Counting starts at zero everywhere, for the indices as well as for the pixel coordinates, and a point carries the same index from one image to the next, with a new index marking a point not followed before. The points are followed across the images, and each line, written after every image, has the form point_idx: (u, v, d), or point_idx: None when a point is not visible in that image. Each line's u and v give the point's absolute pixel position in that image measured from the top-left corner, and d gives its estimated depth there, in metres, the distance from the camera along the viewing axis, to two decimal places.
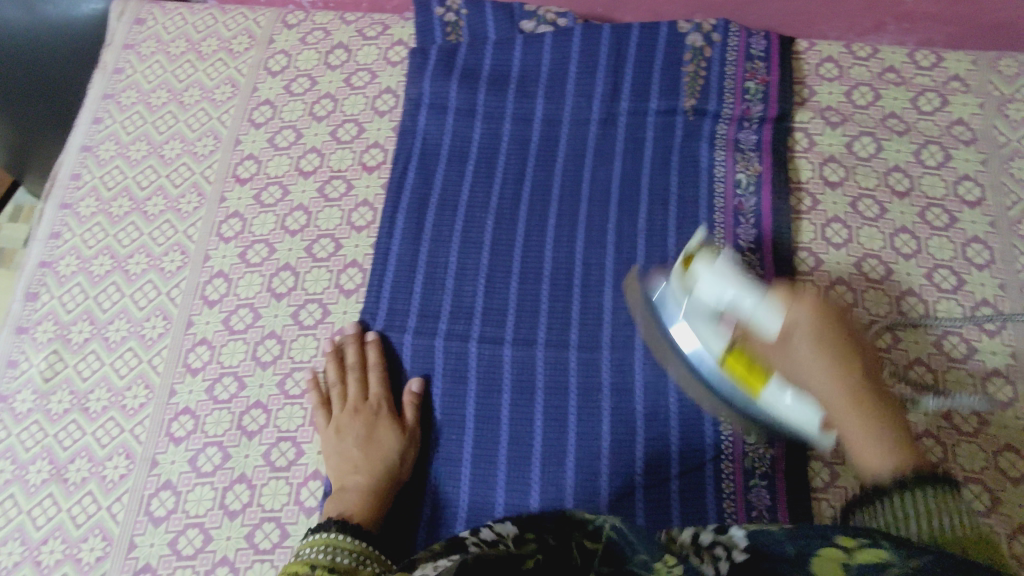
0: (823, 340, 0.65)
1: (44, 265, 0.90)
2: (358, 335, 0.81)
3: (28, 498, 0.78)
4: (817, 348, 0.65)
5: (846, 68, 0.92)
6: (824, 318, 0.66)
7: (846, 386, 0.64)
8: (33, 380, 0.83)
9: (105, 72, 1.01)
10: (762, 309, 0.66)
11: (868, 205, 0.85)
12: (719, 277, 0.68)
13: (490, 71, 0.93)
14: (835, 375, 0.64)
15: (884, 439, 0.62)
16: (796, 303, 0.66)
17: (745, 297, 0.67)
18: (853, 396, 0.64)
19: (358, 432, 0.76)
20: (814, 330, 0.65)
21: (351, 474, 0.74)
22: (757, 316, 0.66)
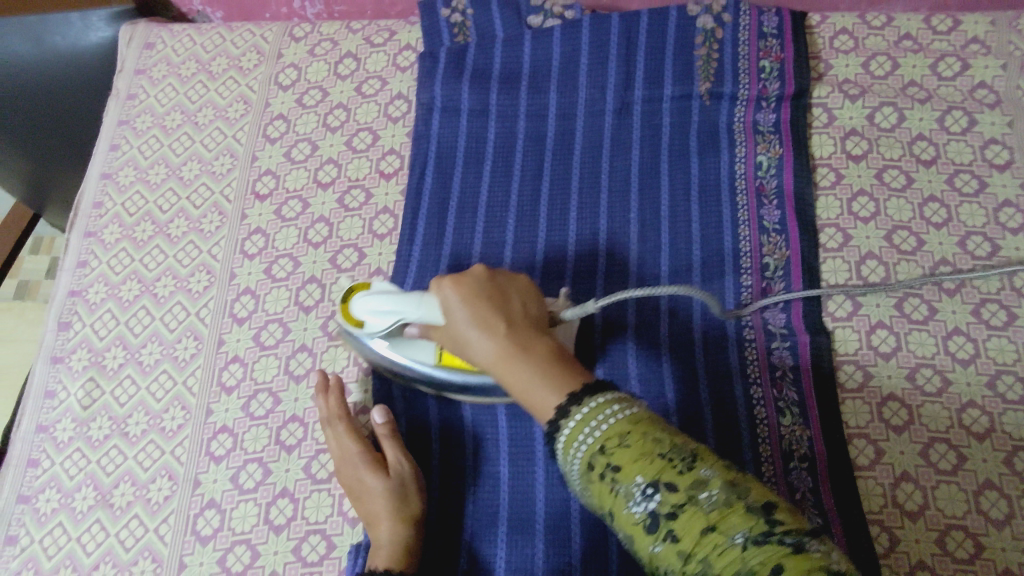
0: (476, 308, 0.58)
1: (73, 294, 0.91)
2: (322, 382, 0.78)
3: (76, 525, 0.79)
4: (466, 300, 0.58)
5: (861, 39, 0.91)
6: (466, 284, 0.60)
7: (499, 335, 0.56)
8: (72, 408, 0.84)
9: (118, 98, 1.02)
10: (423, 312, 0.63)
11: (894, 176, 0.84)
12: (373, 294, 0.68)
13: (500, 70, 0.93)
14: (485, 327, 0.57)
15: (535, 371, 0.54)
16: (441, 286, 0.60)
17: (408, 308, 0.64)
18: (506, 334, 0.56)
19: (366, 480, 0.73)
20: (460, 290, 0.59)
21: (377, 527, 0.70)
22: (423, 314, 0.63)
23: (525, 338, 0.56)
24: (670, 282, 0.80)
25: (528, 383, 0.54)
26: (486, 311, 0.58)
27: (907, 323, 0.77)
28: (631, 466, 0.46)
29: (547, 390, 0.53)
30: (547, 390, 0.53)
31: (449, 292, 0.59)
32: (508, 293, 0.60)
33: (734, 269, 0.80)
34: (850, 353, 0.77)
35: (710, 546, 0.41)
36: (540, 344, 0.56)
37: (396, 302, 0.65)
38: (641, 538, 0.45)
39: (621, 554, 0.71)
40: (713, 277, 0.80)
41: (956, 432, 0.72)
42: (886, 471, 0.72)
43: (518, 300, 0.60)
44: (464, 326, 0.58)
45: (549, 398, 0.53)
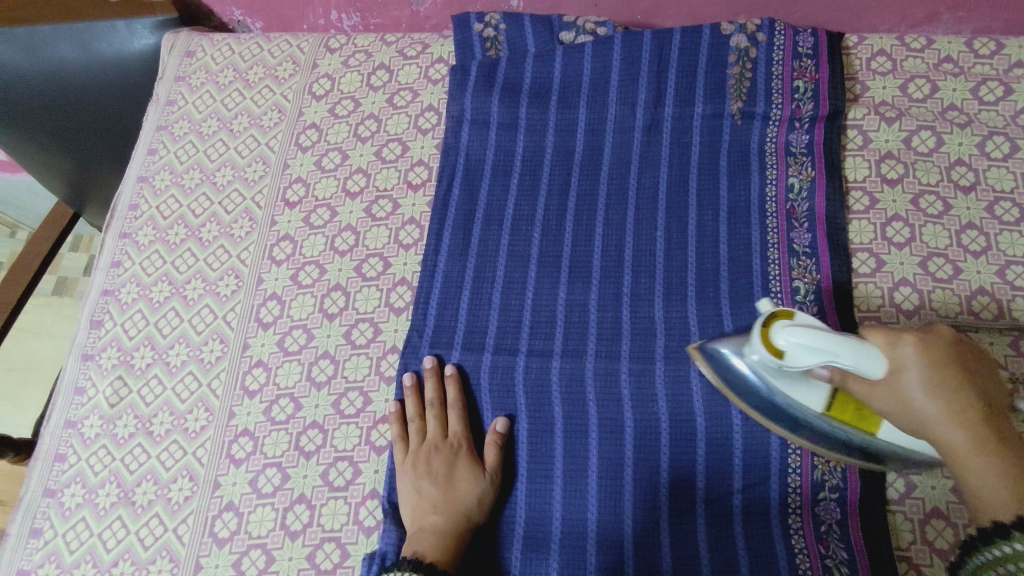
0: (947, 380, 0.50)
1: (107, 293, 0.93)
2: (434, 370, 0.80)
3: (98, 521, 0.80)
4: (932, 372, 0.50)
5: (899, 61, 0.89)
6: (938, 352, 0.51)
7: (974, 416, 0.49)
8: (100, 405, 0.86)
9: (158, 104, 1.05)
10: (863, 361, 0.52)
11: (931, 202, 0.82)
12: (810, 334, 0.55)
13: (531, 85, 0.93)
14: (955, 406, 0.50)
15: (1000, 470, 0.47)
16: (901, 341, 0.51)
17: (840, 353, 0.53)
18: (983, 413, 0.49)
19: (437, 468, 0.75)
20: (926, 354, 0.51)
21: (429, 512, 0.72)
22: (859, 365, 0.52)
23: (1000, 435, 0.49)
24: (696, 302, 0.79)
25: (977, 468, 0.48)
26: (960, 389, 0.50)
27: None
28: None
29: (1002, 488, 0.47)
30: (1002, 491, 0.47)
31: (911, 350, 0.51)
32: (977, 365, 0.52)
33: (762, 293, 0.78)
34: None
35: None
36: (1017, 439, 0.49)
37: (825, 341, 0.54)
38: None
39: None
40: (740, 298, 0.78)
41: None
42: (915, 507, 0.69)
43: (989, 376, 0.52)
44: (919, 390, 0.51)
45: (1001, 504, 0.46)
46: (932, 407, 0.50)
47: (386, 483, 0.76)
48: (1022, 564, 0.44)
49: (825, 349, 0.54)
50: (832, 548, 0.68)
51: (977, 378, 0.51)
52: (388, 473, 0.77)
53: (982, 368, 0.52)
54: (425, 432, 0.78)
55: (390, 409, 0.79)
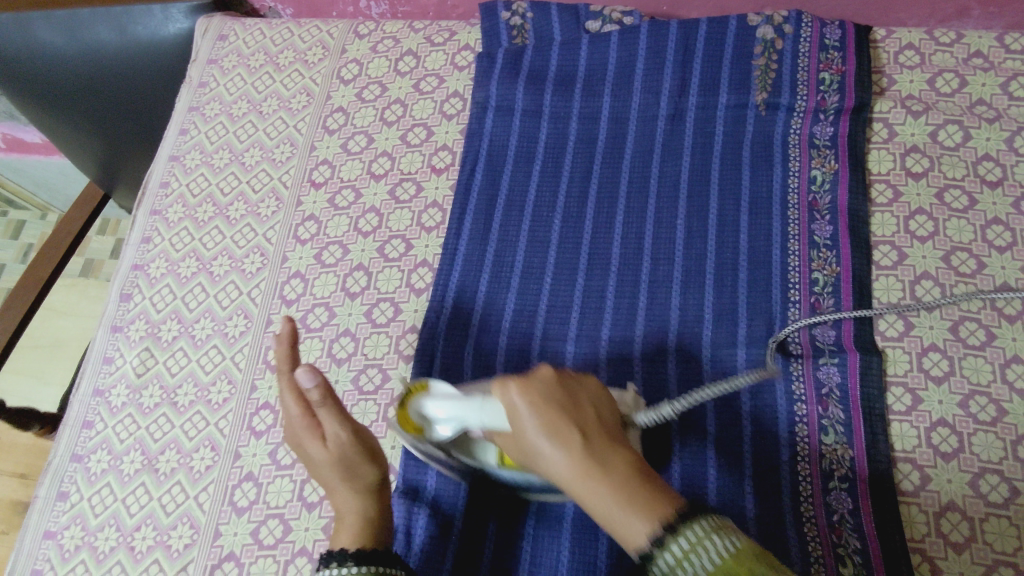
0: (547, 416, 0.55)
1: (137, 268, 0.95)
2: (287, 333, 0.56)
3: (123, 486, 0.82)
4: (536, 410, 0.55)
5: (928, 55, 0.89)
6: (533, 384, 0.57)
7: (573, 448, 0.53)
8: (127, 375, 0.88)
9: (190, 85, 1.07)
10: (483, 414, 0.61)
11: (956, 196, 0.81)
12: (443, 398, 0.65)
13: (556, 72, 0.94)
14: (563, 444, 0.53)
15: (608, 489, 0.50)
16: (509, 387, 0.57)
17: (469, 416, 0.63)
18: (584, 449, 0.53)
19: (350, 450, 0.64)
20: (526, 391, 0.57)
21: (343, 496, 0.63)
22: (488, 420, 0.61)
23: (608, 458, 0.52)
24: (713, 290, 0.80)
25: (593, 495, 0.51)
26: (554, 417, 0.55)
27: (962, 347, 0.74)
28: None
29: (632, 515, 0.49)
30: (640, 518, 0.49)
31: (515, 391, 0.57)
32: (578, 398, 0.58)
33: (780, 284, 0.78)
34: (900, 374, 0.74)
35: None
36: (622, 458, 0.53)
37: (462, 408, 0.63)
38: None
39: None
40: (758, 287, 0.79)
41: (1009, 463, 0.69)
42: (931, 499, 0.69)
43: (591, 406, 0.57)
44: (534, 434, 0.55)
45: (637, 528, 0.49)
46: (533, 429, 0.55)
47: (402, 459, 0.78)
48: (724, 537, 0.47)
49: (456, 409, 0.64)
50: (845, 537, 0.68)
51: (581, 408, 0.56)
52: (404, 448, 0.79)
53: (586, 404, 0.57)
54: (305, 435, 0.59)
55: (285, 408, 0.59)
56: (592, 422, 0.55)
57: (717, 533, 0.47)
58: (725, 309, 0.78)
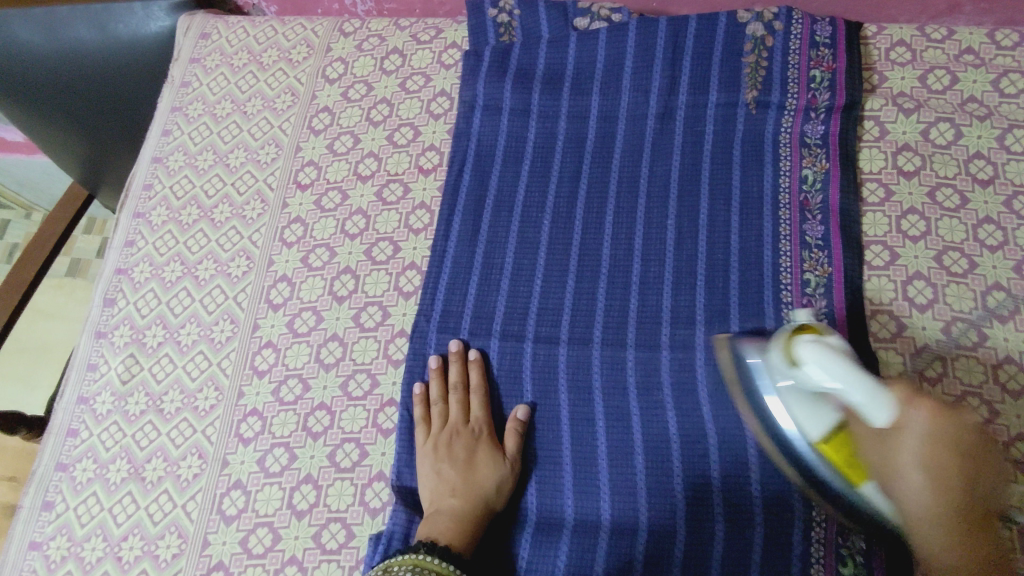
0: (943, 458, 0.52)
1: (120, 272, 0.94)
2: (458, 354, 0.80)
3: (109, 495, 0.81)
4: (926, 452, 0.52)
5: (919, 51, 0.88)
6: (945, 422, 0.53)
7: (954, 496, 0.52)
8: (112, 382, 0.87)
9: (173, 85, 1.05)
10: (870, 399, 0.53)
11: (947, 195, 0.81)
12: (824, 354, 0.56)
13: (544, 71, 0.92)
14: (938, 496, 0.52)
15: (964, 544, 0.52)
16: (914, 406, 0.53)
17: (849, 390, 0.54)
18: (963, 499, 0.52)
19: (458, 453, 0.76)
20: (936, 426, 0.52)
21: (448, 496, 0.73)
22: (866, 405, 0.54)
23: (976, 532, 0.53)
24: (705, 292, 0.79)
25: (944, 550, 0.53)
26: (946, 464, 0.52)
27: (954, 348, 0.74)
28: None
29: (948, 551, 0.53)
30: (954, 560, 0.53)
31: (919, 417, 0.52)
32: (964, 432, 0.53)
33: (772, 285, 0.78)
34: (892, 376, 0.74)
35: None
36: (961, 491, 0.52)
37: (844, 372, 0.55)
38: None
39: (648, 558, 0.71)
40: (750, 288, 0.78)
41: None
42: None
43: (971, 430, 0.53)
44: (913, 467, 0.52)
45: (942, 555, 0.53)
46: (922, 482, 0.52)
47: (394, 464, 0.78)
48: None
49: (835, 375, 0.55)
50: (851, 539, 0.68)
51: (959, 434, 0.53)
52: (396, 454, 0.78)
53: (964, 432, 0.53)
54: (446, 416, 0.78)
55: (414, 390, 0.80)
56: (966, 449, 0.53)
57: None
58: (716, 310, 0.78)
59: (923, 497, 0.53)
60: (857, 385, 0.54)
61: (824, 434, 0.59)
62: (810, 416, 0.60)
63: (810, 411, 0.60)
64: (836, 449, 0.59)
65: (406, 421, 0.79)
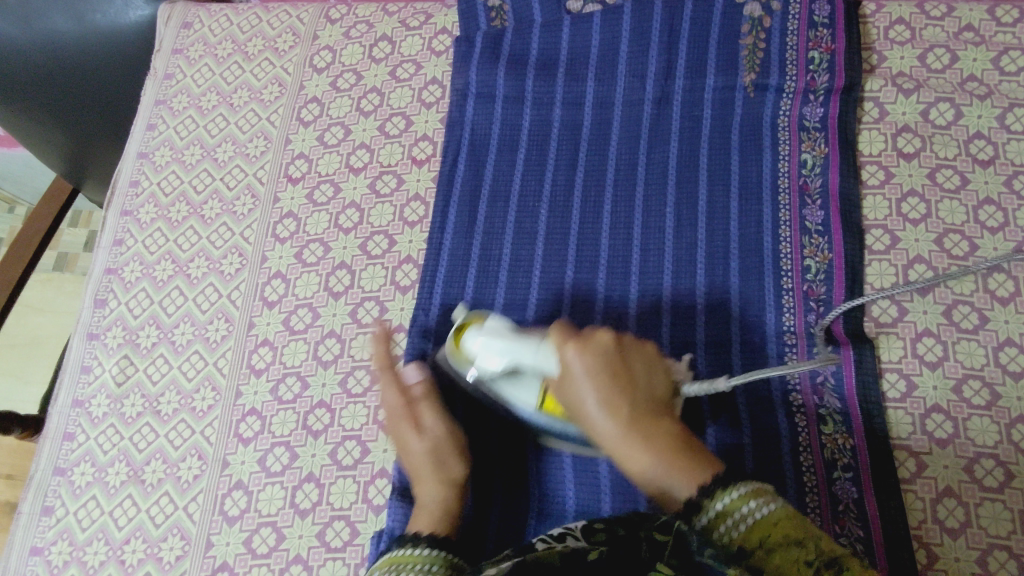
0: (602, 385, 0.61)
1: (110, 272, 0.92)
2: (383, 334, 0.77)
3: (109, 499, 0.81)
4: (590, 373, 0.61)
5: (918, 29, 0.86)
6: (607, 355, 0.62)
7: (620, 417, 0.60)
8: (107, 384, 0.86)
9: (156, 77, 1.02)
10: (540, 360, 0.65)
11: (947, 176, 0.80)
12: (489, 336, 0.68)
13: (538, 56, 0.91)
14: (613, 408, 0.60)
15: (657, 453, 0.58)
16: (564, 345, 0.62)
17: (523, 355, 0.66)
18: (626, 414, 0.60)
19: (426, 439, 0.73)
20: (585, 358, 0.62)
21: (426, 485, 0.71)
22: (538, 362, 0.65)
23: (652, 420, 0.61)
24: (706, 280, 0.78)
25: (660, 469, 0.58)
26: (615, 393, 0.61)
27: (956, 331, 0.74)
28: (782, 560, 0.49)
29: (677, 475, 0.57)
30: (684, 484, 0.57)
31: (574, 360, 0.62)
32: (631, 364, 0.63)
33: (773, 272, 0.77)
34: (894, 360, 0.74)
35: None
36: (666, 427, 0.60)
37: (509, 345, 0.66)
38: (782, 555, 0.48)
39: None
40: (751, 276, 0.77)
41: (1004, 447, 0.70)
42: (928, 486, 0.70)
43: (642, 369, 0.64)
44: (582, 392, 0.62)
45: (686, 488, 0.56)
46: (594, 406, 0.61)
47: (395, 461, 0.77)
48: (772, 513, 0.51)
49: (511, 350, 0.66)
50: (849, 527, 0.68)
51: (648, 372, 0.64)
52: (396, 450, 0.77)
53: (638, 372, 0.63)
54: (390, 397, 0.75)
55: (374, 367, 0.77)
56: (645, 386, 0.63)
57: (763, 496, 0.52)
58: (717, 298, 0.77)
59: (652, 436, 0.59)
60: (523, 348, 0.65)
61: (578, 434, 0.69)
62: (523, 390, 0.70)
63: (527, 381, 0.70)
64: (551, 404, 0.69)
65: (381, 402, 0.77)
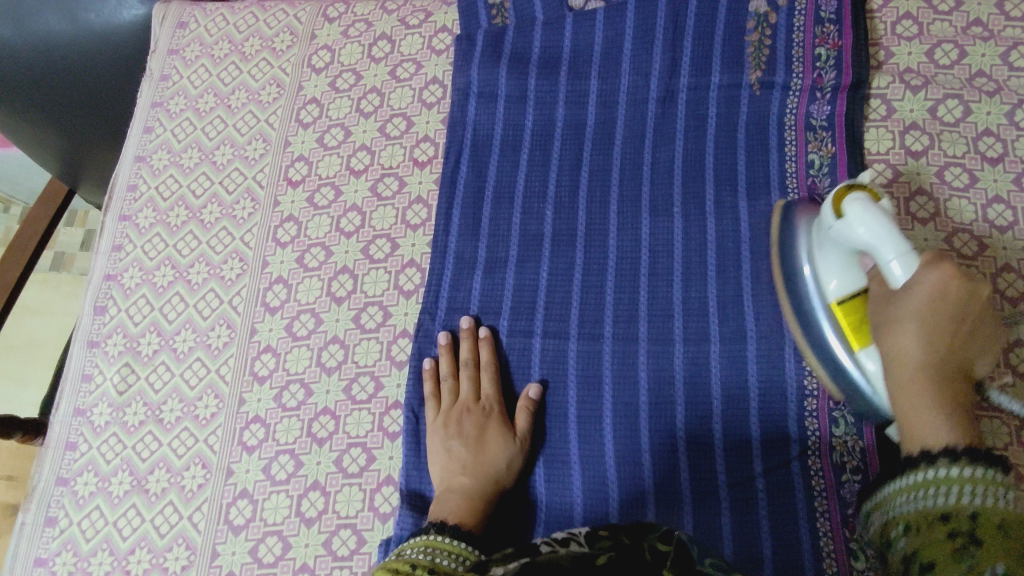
0: (937, 316, 0.58)
1: (109, 278, 0.91)
2: (470, 331, 0.79)
3: (113, 509, 0.80)
4: (930, 304, 0.57)
5: (926, 24, 0.85)
6: (958, 284, 0.57)
7: (929, 345, 0.57)
8: (108, 393, 0.85)
9: (152, 79, 1.01)
10: (898, 257, 0.58)
11: (956, 174, 0.79)
12: (869, 214, 0.59)
13: (540, 55, 0.89)
14: (933, 331, 0.57)
15: (942, 414, 0.56)
16: (930, 266, 0.58)
17: (885, 245, 0.59)
18: (942, 362, 0.58)
19: (468, 430, 0.74)
20: (943, 287, 0.57)
21: (459, 474, 0.72)
22: (891, 266, 0.59)
23: (948, 380, 0.57)
24: (715, 280, 0.77)
25: (924, 420, 0.56)
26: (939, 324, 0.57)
27: None
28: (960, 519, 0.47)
29: (931, 418, 0.56)
30: (943, 426, 0.55)
31: (930, 279, 0.57)
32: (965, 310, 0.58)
33: None
34: None
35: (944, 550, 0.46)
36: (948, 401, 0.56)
37: (878, 229, 0.59)
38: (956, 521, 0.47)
39: None
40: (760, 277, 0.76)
41: (1014, 450, 0.69)
42: None
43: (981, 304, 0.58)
44: (913, 311, 0.58)
45: (945, 434, 0.54)
46: (914, 337, 0.58)
47: (402, 468, 0.76)
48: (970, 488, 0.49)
49: (876, 230, 0.59)
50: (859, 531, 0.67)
51: (948, 299, 0.57)
52: (403, 457, 0.77)
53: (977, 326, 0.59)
54: (457, 392, 0.77)
55: (424, 365, 0.79)
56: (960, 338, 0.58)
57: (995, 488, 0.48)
58: (727, 299, 0.76)
59: (911, 347, 0.58)
60: (890, 241, 0.58)
61: (841, 296, 0.65)
62: (845, 272, 0.65)
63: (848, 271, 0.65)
64: (847, 312, 0.64)
65: (417, 398, 0.79)
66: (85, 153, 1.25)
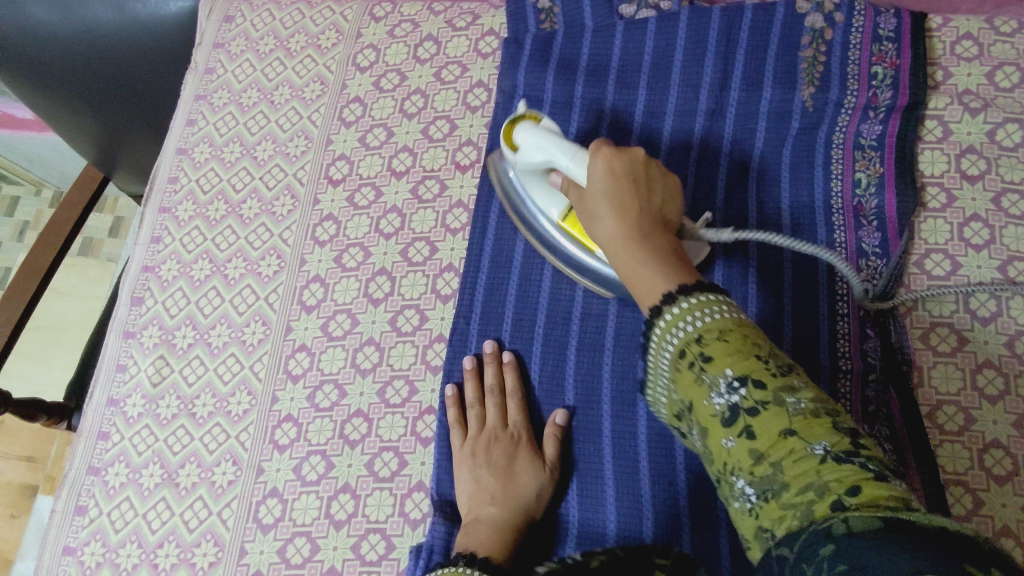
0: (621, 191, 0.61)
1: (147, 270, 0.91)
2: (493, 356, 0.77)
3: (143, 501, 0.80)
4: (609, 167, 0.62)
5: (987, 45, 0.83)
6: (619, 162, 0.62)
7: (624, 219, 0.60)
8: (142, 384, 0.85)
9: (196, 72, 1.01)
10: (574, 161, 0.67)
11: (1014, 201, 0.77)
12: (534, 134, 0.71)
13: (588, 62, 0.88)
14: (618, 211, 0.60)
15: (651, 252, 0.57)
16: (594, 155, 0.64)
17: (561, 155, 0.68)
18: (640, 227, 0.59)
19: (497, 459, 0.72)
20: (610, 167, 0.62)
21: (486, 505, 0.70)
22: (571, 166, 0.67)
23: (658, 233, 0.59)
24: (757, 299, 0.76)
25: (636, 257, 0.58)
26: (619, 193, 0.61)
27: (1019, 364, 0.71)
28: (722, 358, 0.47)
29: (659, 275, 0.55)
30: (659, 277, 0.55)
31: (598, 166, 0.63)
32: (653, 182, 0.62)
33: (828, 297, 0.75)
34: (952, 392, 0.72)
35: (794, 455, 0.43)
36: (664, 237, 0.59)
37: (552, 143, 0.69)
38: (715, 431, 0.47)
39: None
40: (805, 299, 0.75)
41: None
42: (984, 524, 0.67)
43: (661, 194, 0.62)
44: (601, 199, 0.62)
45: (656, 283, 0.55)
46: (608, 212, 0.61)
47: (434, 474, 0.75)
48: (710, 308, 0.50)
49: (546, 147, 0.70)
50: None
51: (631, 161, 0.63)
52: (435, 463, 0.76)
53: (659, 198, 0.62)
54: (484, 419, 0.75)
55: (447, 392, 0.77)
56: (656, 208, 0.61)
57: (717, 304, 0.50)
58: (769, 320, 0.75)
59: (597, 181, 0.63)
60: (564, 150, 0.68)
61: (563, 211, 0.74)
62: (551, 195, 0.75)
63: (548, 147, 0.70)
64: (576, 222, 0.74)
65: (444, 426, 0.77)
66: (125, 143, 1.26)
